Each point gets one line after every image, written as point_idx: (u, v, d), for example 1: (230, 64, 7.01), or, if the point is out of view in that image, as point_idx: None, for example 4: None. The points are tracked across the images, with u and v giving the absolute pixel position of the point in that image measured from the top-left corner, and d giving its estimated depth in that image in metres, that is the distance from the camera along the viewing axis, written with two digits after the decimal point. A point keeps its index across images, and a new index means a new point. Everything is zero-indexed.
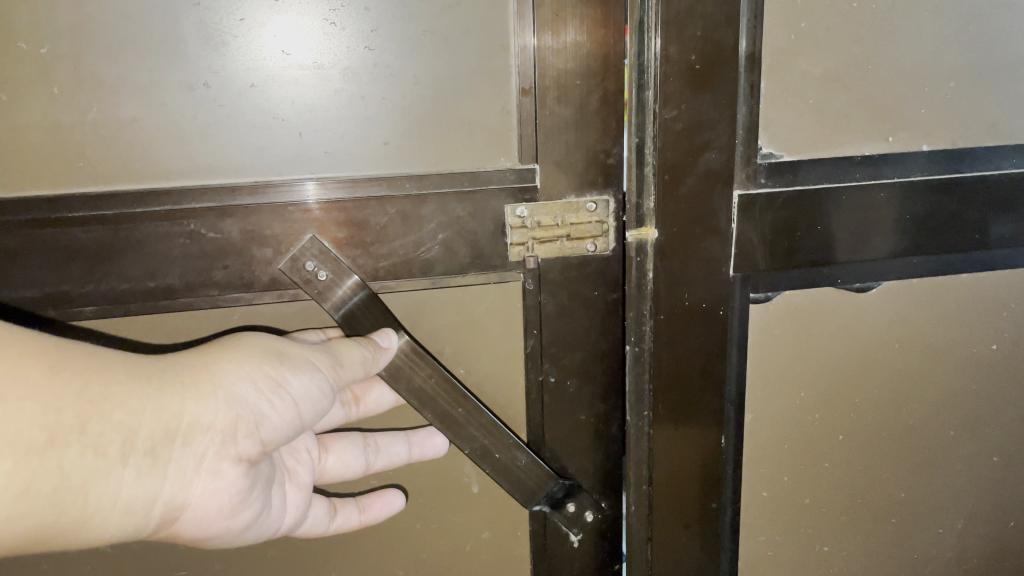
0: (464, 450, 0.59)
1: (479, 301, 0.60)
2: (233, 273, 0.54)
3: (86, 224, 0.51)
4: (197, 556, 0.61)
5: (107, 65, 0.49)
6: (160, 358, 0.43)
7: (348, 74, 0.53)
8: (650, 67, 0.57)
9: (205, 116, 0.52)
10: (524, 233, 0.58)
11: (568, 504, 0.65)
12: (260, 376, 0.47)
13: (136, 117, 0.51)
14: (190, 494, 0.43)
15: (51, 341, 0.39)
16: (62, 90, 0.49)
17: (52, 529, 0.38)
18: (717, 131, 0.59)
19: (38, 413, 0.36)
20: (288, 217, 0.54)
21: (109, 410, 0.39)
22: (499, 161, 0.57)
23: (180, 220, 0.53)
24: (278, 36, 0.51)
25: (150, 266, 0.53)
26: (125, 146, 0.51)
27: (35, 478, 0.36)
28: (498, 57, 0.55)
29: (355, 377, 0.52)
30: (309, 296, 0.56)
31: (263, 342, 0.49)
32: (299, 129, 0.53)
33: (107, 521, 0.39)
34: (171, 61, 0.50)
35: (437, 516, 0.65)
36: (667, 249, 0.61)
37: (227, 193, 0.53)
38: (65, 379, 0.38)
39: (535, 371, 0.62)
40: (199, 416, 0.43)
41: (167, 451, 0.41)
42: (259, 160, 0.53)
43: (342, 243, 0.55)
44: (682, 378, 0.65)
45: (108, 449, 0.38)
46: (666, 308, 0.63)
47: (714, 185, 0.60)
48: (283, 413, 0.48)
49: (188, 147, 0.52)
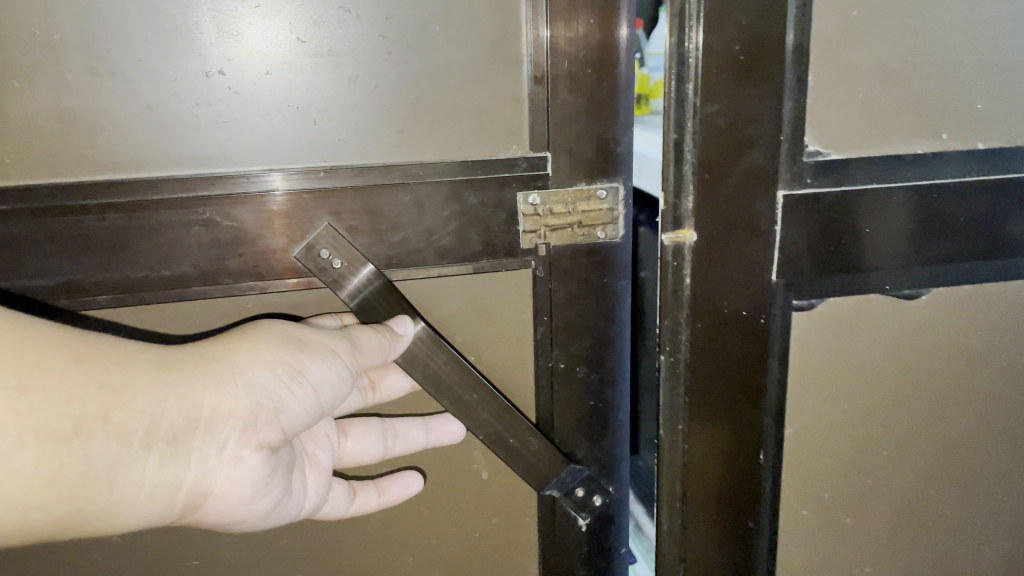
0: (478, 436, 0.60)
1: (489, 288, 0.61)
2: (248, 261, 0.55)
3: (98, 213, 0.52)
4: (211, 544, 0.61)
5: (120, 52, 0.49)
6: (180, 347, 0.43)
7: (367, 63, 0.53)
8: (692, 59, 0.54)
9: (219, 105, 0.52)
10: (535, 221, 0.59)
11: (578, 489, 0.65)
12: (279, 363, 0.47)
13: (150, 104, 0.51)
14: (213, 482, 0.44)
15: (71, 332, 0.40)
16: (75, 78, 0.49)
17: (79, 516, 0.38)
18: (761, 126, 0.56)
19: (62, 404, 0.36)
20: (302, 206, 0.54)
21: (132, 401, 0.39)
22: (511, 150, 0.58)
23: (194, 208, 0.53)
24: (293, 23, 0.51)
25: (164, 255, 0.53)
26: (138, 136, 0.51)
27: (61, 467, 0.36)
28: (510, 46, 0.55)
29: (373, 363, 0.53)
30: (323, 283, 0.56)
31: (283, 329, 0.49)
32: (313, 118, 0.54)
33: (131, 509, 0.40)
34: (185, 49, 0.50)
35: (450, 502, 0.66)
36: (703, 254, 0.58)
37: (241, 181, 0.53)
38: (88, 370, 0.38)
39: (545, 358, 0.63)
40: (219, 404, 0.43)
41: (189, 440, 0.42)
42: (272, 149, 0.54)
43: (355, 231, 0.56)
44: (718, 384, 0.62)
45: (132, 438, 0.39)
46: (703, 316, 0.60)
47: (756, 185, 0.57)
48: (301, 400, 0.48)
49: (200, 136, 0.52)
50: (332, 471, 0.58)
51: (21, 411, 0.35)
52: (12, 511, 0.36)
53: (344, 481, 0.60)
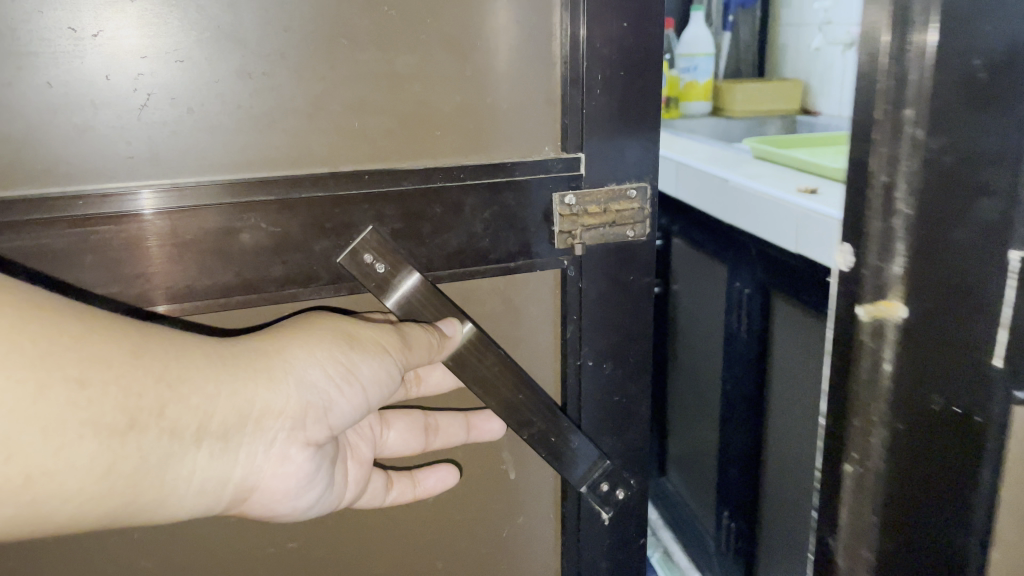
0: (522, 436, 0.61)
1: (522, 287, 0.62)
2: (292, 267, 0.54)
3: (142, 221, 0.50)
4: (244, 560, 0.60)
5: (162, 53, 0.49)
6: (233, 342, 0.44)
7: (414, 63, 0.54)
8: (913, 76, 0.35)
9: (261, 107, 0.52)
10: (571, 221, 0.60)
11: (603, 483, 0.66)
12: (330, 362, 0.48)
13: (191, 107, 0.50)
14: (260, 477, 0.45)
15: (127, 324, 0.40)
16: (116, 78, 0.48)
17: (131, 505, 0.39)
18: (1005, 168, 0.34)
19: (120, 397, 0.37)
20: (349, 210, 0.54)
21: (186, 395, 0.40)
22: (545, 150, 0.59)
23: (241, 214, 0.52)
24: (337, 24, 0.51)
25: (209, 263, 0.52)
26: (180, 139, 0.50)
27: (117, 458, 0.38)
28: (545, 44, 0.57)
29: (422, 361, 0.54)
30: (366, 288, 0.56)
31: (335, 325, 0.50)
32: (355, 121, 0.54)
33: (180, 499, 0.41)
34: (229, 50, 0.50)
35: (481, 501, 0.67)
36: (916, 339, 0.38)
37: (286, 185, 0.52)
38: (147, 362, 0.39)
39: (574, 357, 0.64)
40: (270, 401, 0.44)
41: (238, 435, 0.43)
42: (314, 152, 0.54)
43: (398, 234, 0.56)
44: (915, 504, 0.40)
45: (184, 432, 0.40)
46: (902, 414, 0.39)
47: (988, 245, 0.35)
48: (351, 399, 0.49)
49: (241, 139, 0.52)
50: (372, 460, 0.59)
51: (82, 404, 0.36)
52: (68, 503, 0.37)
53: (383, 471, 0.60)
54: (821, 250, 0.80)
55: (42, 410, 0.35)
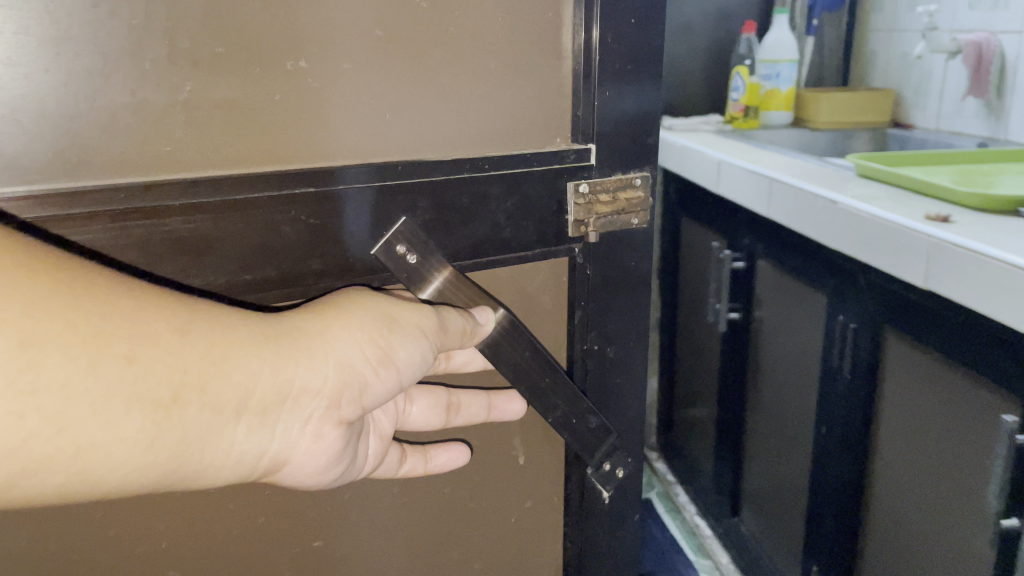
0: (549, 418, 0.65)
1: (535, 275, 0.65)
2: (330, 261, 0.56)
3: (184, 216, 0.50)
4: (273, 543, 0.63)
5: (202, 43, 0.49)
6: (280, 321, 0.46)
7: (445, 57, 0.57)
8: None
9: (298, 99, 0.53)
10: (584, 210, 0.63)
11: (606, 463, 0.71)
12: (371, 346, 0.49)
13: (230, 99, 0.51)
14: (294, 452, 0.47)
15: (179, 304, 0.41)
16: (153, 68, 0.48)
17: (171, 474, 0.41)
18: None
19: (166, 373, 0.39)
20: (384, 202, 0.56)
21: (229, 372, 0.41)
22: (557, 142, 0.62)
23: (282, 207, 0.53)
24: (374, 15, 0.53)
25: (248, 258, 0.53)
26: (220, 134, 0.51)
27: (160, 432, 0.39)
28: (556, 37, 0.60)
29: (453, 345, 0.56)
30: (399, 279, 0.58)
31: (377, 307, 0.51)
32: (388, 113, 0.56)
33: (218, 469, 0.43)
34: (270, 43, 0.51)
35: (492, 478, 0.71)
36: None
37: (329, 178, 0.54)
38: (194, 340, 0.40)
39: (581, 341, 0.68)
40: (311, 381, 0.46)
41: (276, 412, 0.45)
42: (351, 144, 0.55)
43: (426, 226, 0.58)
44: None
45: (224, 408, 0.42)
46: None
47: None
48: (385, 382, 0.51)
49: (278, 134, 0.53)
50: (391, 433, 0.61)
51: (127, 380, 0.38)
52: (113, 474, 0.39)
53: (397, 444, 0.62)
54: (949, 283, 0.70)
55: (92, 385, 0.37)
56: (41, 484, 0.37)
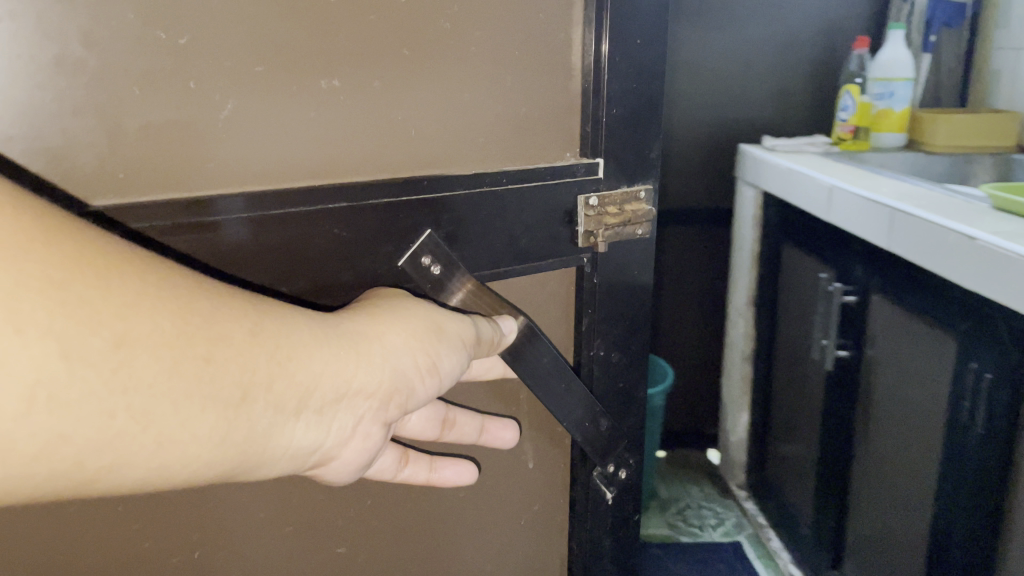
0: (562, 423, 0.70)
1: (544, 284, 0.69)
2: (362, 272, 0.58)
3: (227, 228, 0.52)
4: (298, 549, 0.64)
5: (245, 63, 0.51)
6: (333, 322, 0.48)
7: (464, 76, 0.60)
8: None
9: (331, 117, 0.55)
10: (593, 221, 0.67)
11: (609, 464, 0.75)
12: (420, 354, 0.51)
13: (269, 116, 0.53)
14: (342, 450, 0.49)
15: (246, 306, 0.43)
16: (199, 85, 0.50)
17: (235, 468, 0.42)
18: None
19: (237, 373, 0.40)
20: (413, 215, 0.59)
21: (292, 370, 0.43)
22: (566, 156, 0.66)
23: (319, 221, 0.55)
24: (403, 35, 0.56)
25: (286, 270, 0.55)
26: (258, 149, 0.53)
27: (230, 429, 0.40)
28: (564, 55, 0.64)
29: (483, 354, 0.59)
30: (423, 290, 0.61)
31: (423, 316, 0.53)
32: (414, 128, 0.59)
33: (275, 463, 0.45)
34: (307, 65, 0.53)
35: (503, 483, 0.74)
36: None
37: (363, 193, 0.56)
38: (263, 340, 0.42)
39: (588, 348, 0.71)
40: (364, 382, 0.47)
41: (331, 409, 0.46)
42: (379, 158, 0.58)
43: (448, 238, 0.61)
44: None
45: (286, 405, 0.43)
46: None
47: None
48: (428, 389, 0.53)
49: (313, 150, 0.55)
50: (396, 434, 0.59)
51: (204, 379, 0.38)
52: (186, 470, 0.39)
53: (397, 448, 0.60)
54: None
55: (174, 385, 0.37)
56: (119, 481, 0.37)
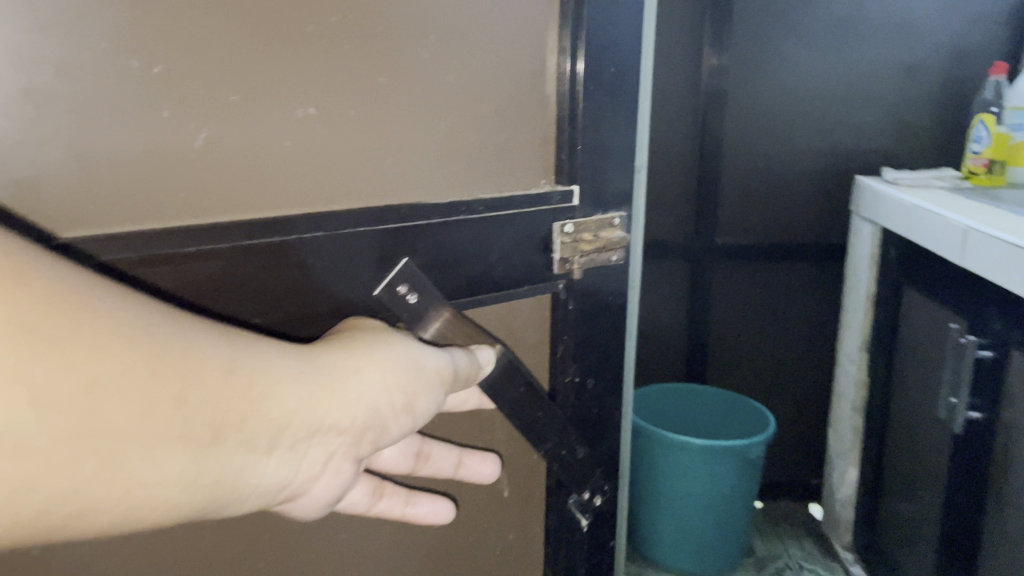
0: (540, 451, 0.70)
1: (520, 313, 0.69)
2: (336, 302, 0.58)
3: (199, 259, 0.51)
4: None
5: (217, 92, 0.50)
6: (311, 357, 0.47)
7: (444, 103, 0.60)
8: None
9: (308, 147, 0.55)
10: (568, 248, 0.67)
11: (585, 491, 0.76)
12: (395, 391, 0.50)
13: (242, 145, 0.52)
14: (312, 486, 0.48)
15: (220, 338, 0.42)
16: (171, 114, 0.49)
17: (208, 506, 0.41)
18: None
19: (209, 412, 0.39)
20: (390, 245, 0.59)
21: (266, 407, 0.42)
22: (542, 184, 0.67)
23: (291, 252, 0.55)
24: (382, 63, 0.56)
25: (257, 301, 0.54)
26: (233, 180, 0.52)
27: (199, 468, 0.39)
28: (536, 82, 0.65)
29: (459, 388, 0.58)
30: (399, 319, 0.61)
31: (401, 350, 0.52)
32: (390, 155, 0.59)
33: (245, 500, 0.43)
34: (282, 94, 0.53)
35: (478, 515, 0.73)
36: None
37: (338, 221, 0.56)
38: (237, 378, 0.41)
39: (564, 374, 0.72)
40: (338, 419, 0.47)
41: (304, 444, 0.45)
42: (357, 187, 0.58)
43: (427, 267, 0.61)
44: None
45: (258, 443, 0.42)
46: None
47: None
48: (401, 427, 0.52)
49: (291, 181, 0.55)
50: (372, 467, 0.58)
51: (177, 420, 0.38)
52: (150, 510, 0.38)
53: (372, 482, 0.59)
54: None
55: (146, 426, 0.36)
56: (89, 526, 0.36)
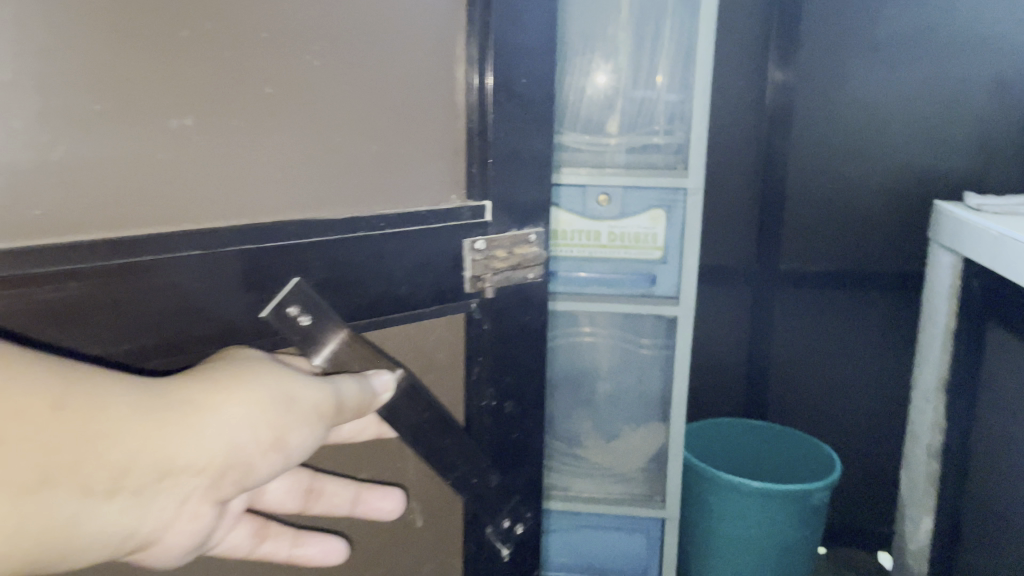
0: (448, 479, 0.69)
1: (430, 335, 0.67)
2: (215, 326, 0.54)
3: (57, 284, 0.47)
4: None
5: (77, 103, 0.47)
6: (165, 389, 0.44)
7: (349, 119, 0.59)
8: None
9: (190, 162, 0.52)
10: (481, 265, 0.68)
11: (504, 518, 0.77)
12: (264, 427, 0.47)
13: (107, 157, 0.48)
14: (166, 531, 0.45)
15: (47, 371, 0.39)
16: (24, 124, 0.45)
17: (37, 559, 0.38)
18: None
19: (34, 453, 0.37)
20: (281, 267, 0.56)
21: (103, 447, 0.39)
22: (452, 199, 0.66)
23: (167, 274, 0.51)
24: (265, 72, 0.54)
25: (127, 329, 0.50)
26: (99, 196, 0.49)
27: (18, 516, 0.36)
28: (439, 95, 0.64)
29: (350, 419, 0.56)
30: (290, 342, 0.58)
31: (274, 382, 0.49)
32: (282, 170, 0.56)
33: (84, 550, 0.40)
34: (154, 104, 0.49)
35: (390, 536, 0.72)
36: None
37: (222, 241, 0.53)
38: (64, 415, 0.38)
39: (479, 401, 0.72)
40: (193, 459, 0.44)
41: (153, 488, 0.42)
42: (246, 205, 0.55)
43: (323, 289, 0.58)
44: None
45: (94, 488, 0.39)
46: None
47: None
48: (273, 464, 0.49)
49: (170, 198, 0.51)
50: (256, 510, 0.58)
51: None
52: None
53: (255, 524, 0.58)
54: None
55: None
56: None
